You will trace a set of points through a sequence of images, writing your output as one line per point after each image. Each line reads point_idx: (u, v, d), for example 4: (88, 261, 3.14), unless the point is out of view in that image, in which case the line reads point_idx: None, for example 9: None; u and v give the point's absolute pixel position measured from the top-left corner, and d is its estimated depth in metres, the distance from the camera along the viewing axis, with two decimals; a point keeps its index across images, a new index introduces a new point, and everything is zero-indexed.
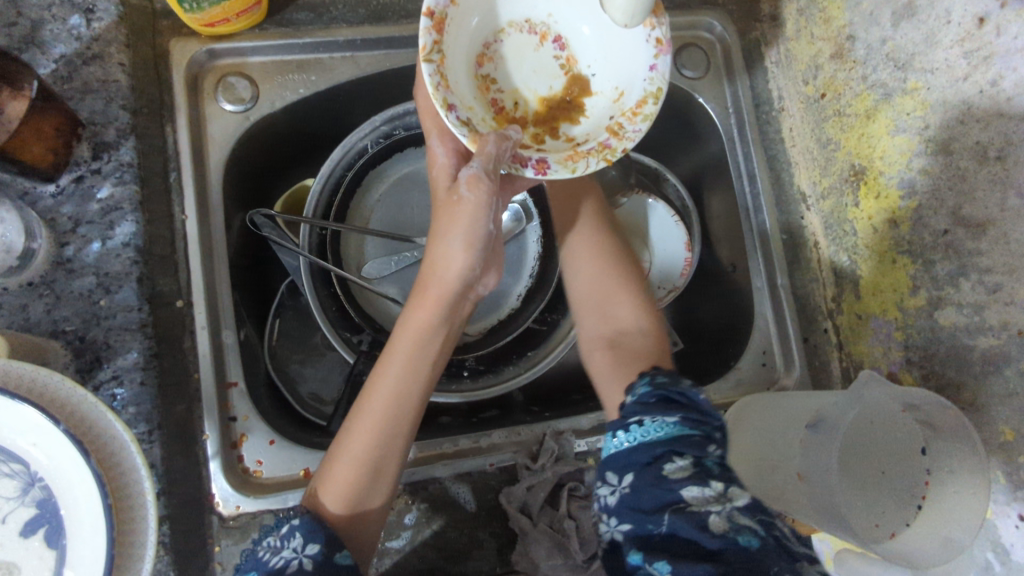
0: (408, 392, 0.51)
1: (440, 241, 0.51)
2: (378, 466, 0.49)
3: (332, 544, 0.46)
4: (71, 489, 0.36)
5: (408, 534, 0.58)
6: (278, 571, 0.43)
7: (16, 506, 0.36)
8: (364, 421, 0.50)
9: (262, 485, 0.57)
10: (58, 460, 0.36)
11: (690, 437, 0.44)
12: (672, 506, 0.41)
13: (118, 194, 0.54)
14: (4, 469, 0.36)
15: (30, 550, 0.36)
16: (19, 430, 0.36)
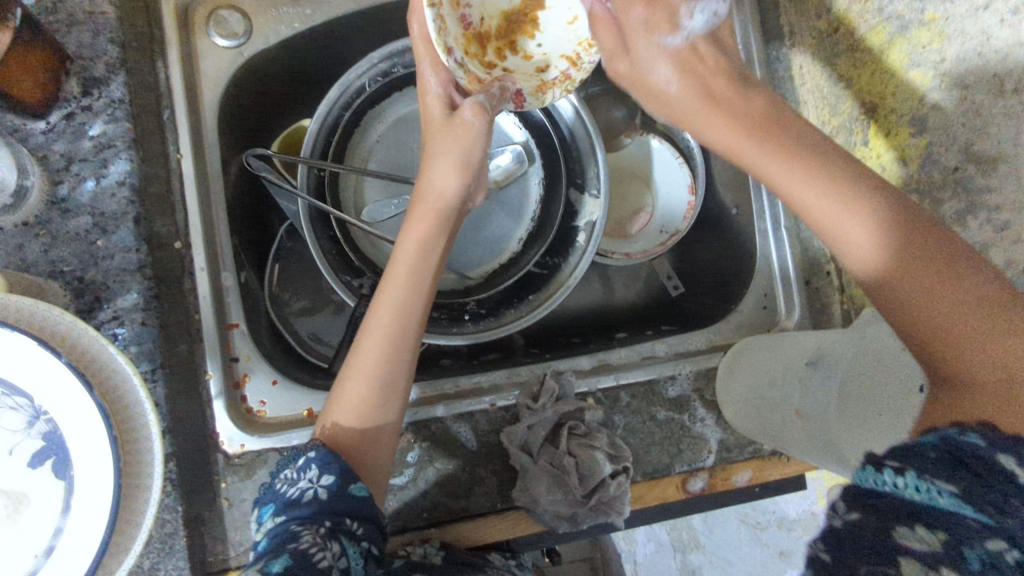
0: (411, 312, 0.51)
1: (439, 161, 0.53)
2: (391, 384, 0.50)
3: (347, 476, 0.46)
4: (77, 420, 0.36)
5: (411, 471, 0.59)
6: (294, 503, 0.44)
7: (21, 438, 0.37)
8: (375, 340, 0.50)
9: (266, 424, 0.58)
10: (62, 392, 0.36)
11: (958, 526, 0.27)
12: (869, 564, 0.28)
13: (111, 131, 0.53)
14: (10, 402, 0.37)
15: (41, 480, 0.37)
16: (22, 364, 0.36)
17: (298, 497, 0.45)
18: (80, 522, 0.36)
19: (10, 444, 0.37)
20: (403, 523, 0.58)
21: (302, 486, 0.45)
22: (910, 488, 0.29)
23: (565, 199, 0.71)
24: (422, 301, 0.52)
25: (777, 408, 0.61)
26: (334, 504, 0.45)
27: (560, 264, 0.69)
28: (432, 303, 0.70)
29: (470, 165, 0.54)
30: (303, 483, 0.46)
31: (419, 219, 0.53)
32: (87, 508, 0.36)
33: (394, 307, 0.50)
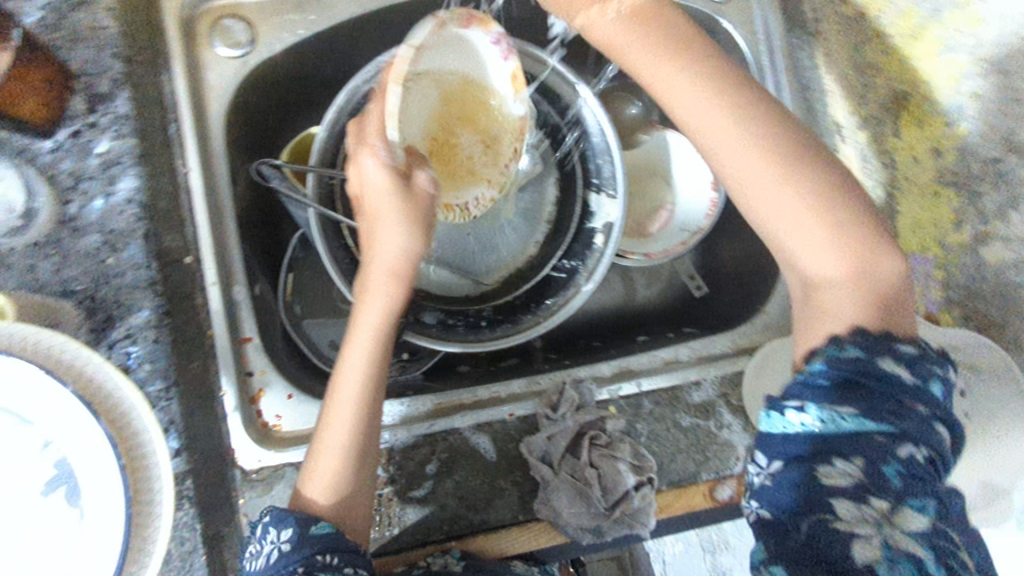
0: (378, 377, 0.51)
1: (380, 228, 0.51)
2: (363, 454, 0.50)
3: (304, 524, 0.47)
4: (82, 452, 0.35)
5: (430, 484, 0.57)
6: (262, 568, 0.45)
7: (30, 468, 0.35)
8: (340, 414, 0.50)
9: (282, 439, 0.57)
10: (67, 421, 0.35)
11: (872, 442, 0.37)
12: (818, 519, 0.36)
13: (117, 147, 0.52)
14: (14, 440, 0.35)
15: (52, 512, 0.35)
16: (29, 397, 0.35)
17: (265, 562, 0.46)
18: (83, 554, 0.35)
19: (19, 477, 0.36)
20: (422, 537, 0.56)
21: (265, 550, 0.46)
22: (841, 419, 0.38)
23: (583, 200, 0.69)
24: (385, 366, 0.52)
25: None
26: (300, 553, 0.45)
27: (577, 268, 0.68)
28: (448, 310, 0.69)
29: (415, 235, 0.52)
30: (267, 546, 0.47)
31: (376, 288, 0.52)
32: (95, 539, 0.35)
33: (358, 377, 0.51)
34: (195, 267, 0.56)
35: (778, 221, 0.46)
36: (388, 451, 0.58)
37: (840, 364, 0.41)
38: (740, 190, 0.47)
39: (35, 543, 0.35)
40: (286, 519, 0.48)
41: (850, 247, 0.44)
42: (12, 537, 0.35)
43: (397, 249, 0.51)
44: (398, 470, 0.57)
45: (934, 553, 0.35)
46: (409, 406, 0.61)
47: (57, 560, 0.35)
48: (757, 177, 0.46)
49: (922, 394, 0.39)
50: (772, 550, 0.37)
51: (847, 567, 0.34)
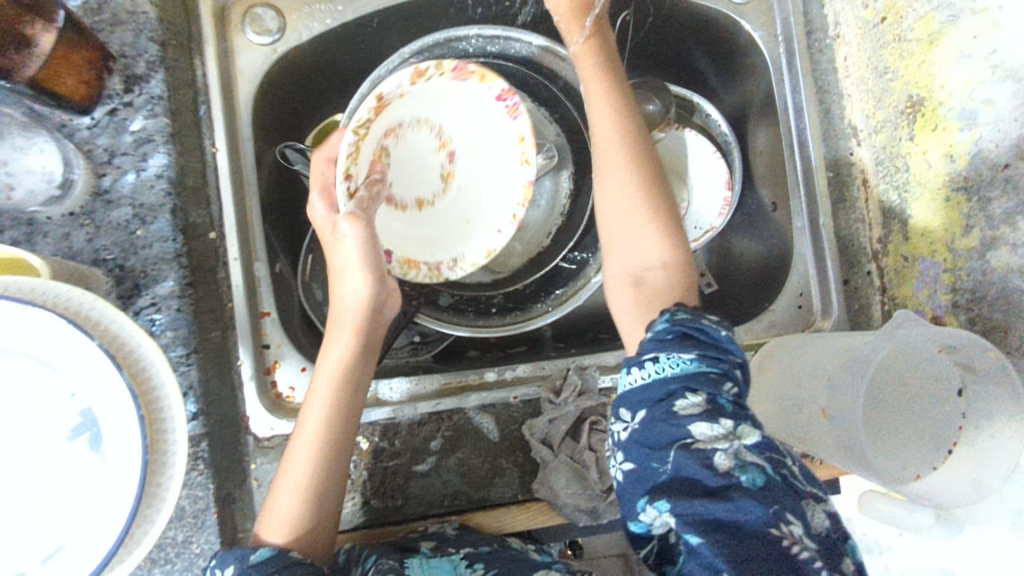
0: (341, 420, 0.53)
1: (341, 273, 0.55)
2: (319, 495, 0.52)
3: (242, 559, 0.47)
4: (107, 402, 0.38)
5: (434, 460, 0.60)
6: None
7: (59, 414, 0.38)
8: (299, 451, 0.52)
9: (295, 408, 0.60)
10: (95, 373, 0.37)
11: (706, 377, 0.42)
12: (678, 443, 0.40)
13: (150, 126, 0.55)
14: (44, 386, 0.38)
15: (77, 454, 0.38)
16: (63, 348, 0.37)
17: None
18: (106, 497, 0.38)
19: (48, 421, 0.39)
20: (425, 510, 0.59)
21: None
22: (670, 365, 0.42)
23: (596, 194, 0.71)
24: (348, 411, 0.54)
25: (803, 410, 0.58)
26: None
27: (588, 261, 0.70)
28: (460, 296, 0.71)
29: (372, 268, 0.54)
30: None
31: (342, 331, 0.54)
32: (115, 483, 0.38)
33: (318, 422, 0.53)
34: (218, 242, 0.59)
35: (629, 257, 0.52)
36: (395, 427, 0.60)
37: (680, 321, 0.45)
38: (606, 235, 0.53)
39: (66, 485, 0.38)
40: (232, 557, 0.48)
41: (639, 235, 0.52)
42: (44, 478, 0.38)
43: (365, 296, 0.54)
44: (404, 445, 0.60)
45: (768, 461, 0.40)
46: (417, 384, 0.62)
47: (82, 502, 0.38)
48: (620, 221, 0.52)
49: (731, 345, 0.44)
50: (654, 490, 0.40)
51: (710, 478, 0.38)
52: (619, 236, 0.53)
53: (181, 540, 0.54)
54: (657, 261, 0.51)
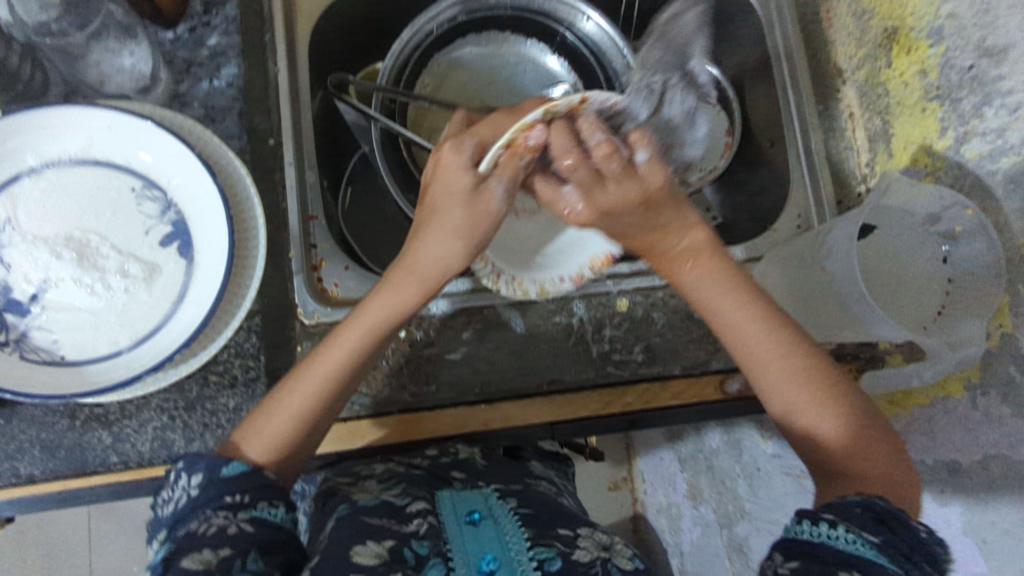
0: (353, 363, 0.55)
1: (427, 234, 0.56)
2: (310, 428, 0.54)
3: (213, 468, 0.49)
4: (203, 207, 0.45)
5: (465, 349, 0.65)
6: (172, 512, 0.48)
7: (155, 223, 0.46)
8: (312, 378, 0.54)
9: (336, 301, 0.65)
10: (195, 179, 0.45)
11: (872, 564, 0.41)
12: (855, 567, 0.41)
13: (224, 42, 0.63)
14: (146, 195, 0.46)
15: (167, 257, 0.45)
16: (171, 161, 0.46)
17: (176, 508, 0.48)
18: (201, 286, 0.45)
19: (142, 229, 0.45)
20: (457, 396, 0.65)
21: (176, 496, 0.49)
22: (853, 541, 0.42)
23: None
24: (371, 355, 0.55)
25: (811, 278, 0.62)
26: (210, 493, 0.47)
27: None
28: None
29: (459, 233, 0.55)
30: (178, 492, 0.49)
31: (397, 282, 0.56)
32: (206, 276, 0.45)
33: (344, 349, 0.54)
34: (276, 148, 0.65)
35: (796, 393, 0.51)
36: (430, 319, 0.65)
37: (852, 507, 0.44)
38: (750, 361, 0.53)
39: (165, 280, 0.45)
40: (201, 463, 0.49)
41: (788, 376, 0.52)
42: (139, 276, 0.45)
43: (440, 261, 0.56)
44: (438, 336, 0.65)
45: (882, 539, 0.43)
46: (450, 285, 0.67)
47: (173, 298, 0.45)
48: (744, 327, 0.53)
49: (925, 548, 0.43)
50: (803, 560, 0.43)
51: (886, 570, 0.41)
52: (767, 381, 0.53)
53: (232, 408, 0.58)
54: (826, 433, 0.50)
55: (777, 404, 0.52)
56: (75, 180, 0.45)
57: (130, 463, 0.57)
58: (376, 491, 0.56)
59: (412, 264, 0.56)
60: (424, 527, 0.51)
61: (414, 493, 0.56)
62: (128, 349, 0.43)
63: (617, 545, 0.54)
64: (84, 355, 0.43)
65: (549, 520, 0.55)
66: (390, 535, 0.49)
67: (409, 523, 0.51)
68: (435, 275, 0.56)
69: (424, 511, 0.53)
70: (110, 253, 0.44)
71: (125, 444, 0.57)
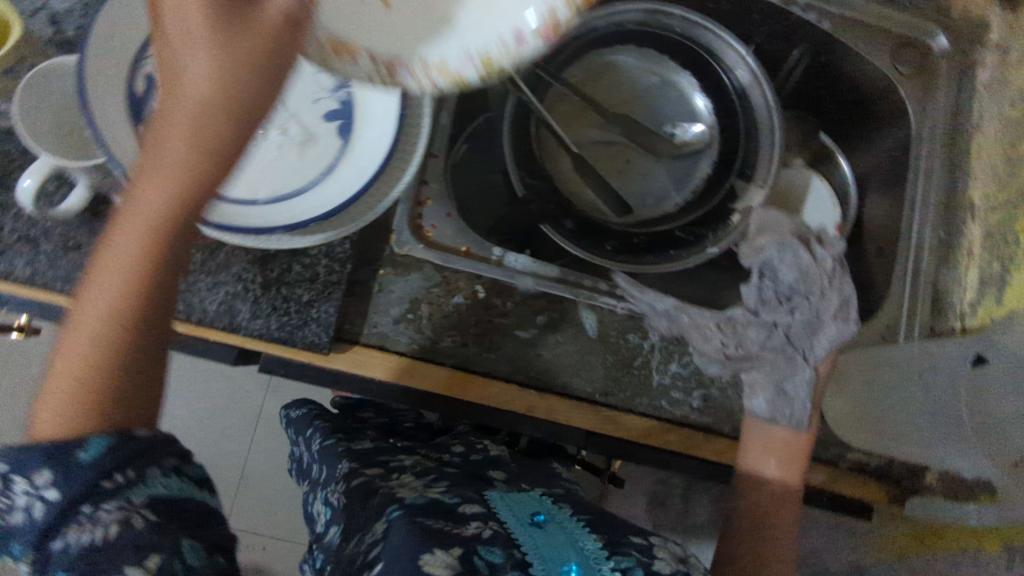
0: (137, 263, 0.41)
1: (188, 49, 0.38)
2: (95, 362, 0.40)
3: (63, 452, 0.37)
4: (378, 96, 0.49)
5: (534, 332, 0.65)
6: (28, 528, 0.37)
7: (327, 100, 0.50)
8: (103, 285, 0.40)
9: (429, 241, 0.65)
10: (375, 68, 0.49)
11: None
12: None
13: None
14: (329, 74, 0.50)
15: (328, 134, 0.50)
16: (359, 47, 0.49)
17: (31, 519, 0.36)
18: (352, 174, 0.49)
19: (316, 102, 0.50)
20: (511, 373, 0.64)
21: (23, 504, 0.36)
22: None
23: (729, 186, 0.77)
24: (163, 264, 0.41)
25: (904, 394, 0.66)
26: (73, 488, 0.36)
27: (704, 236, 0.77)
28: (584, 223, 0.76)
29: (232, 69, 0.39)
30: (19, 500, 0.36)
31: (167, 170, 0.40)
32: (360, 164, 0.49)
33: (119, 256, 0.40)
34: None
35: (763, 472, 0.64)
36: (511, 291, 0.65)
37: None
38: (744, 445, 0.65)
39: (319, 153, 0.49)
40: (27, 462, 0.37)
41: (766, 458, 0.64)
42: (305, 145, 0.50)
43: (214, 80, 0.39)
44: (513, 310, 0.65)
45: None
46: (538, 266, 0.67)
47: (328, 174, 0.49)
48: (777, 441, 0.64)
49: None
50: None
51: None
52: (753, 456, 0.64)
53: (304, 303, 0.58)
54: (782, 490, 0.63)
55: (754, 464, 0.64)
56: None
57: (190, 318, 0.56)
58: (421, 490, 0.56)
59: (171, 86, 0.39)
60: (489, 532, 0.48)
61: (463, 493, 0.55)
62: (265, 202, 0.48)
63: (692, 557, 0.52)
64: (231, 194, 0.47)
65: (609, 526, 0.54)
66: (457, 535, 0.47)
67: (468, 525, 0.49)
68: (222, 98, 0.40)
69: (481, 516, 0.50)
70: (277, 112, 0.49)
71: (192, 298, 0.56)
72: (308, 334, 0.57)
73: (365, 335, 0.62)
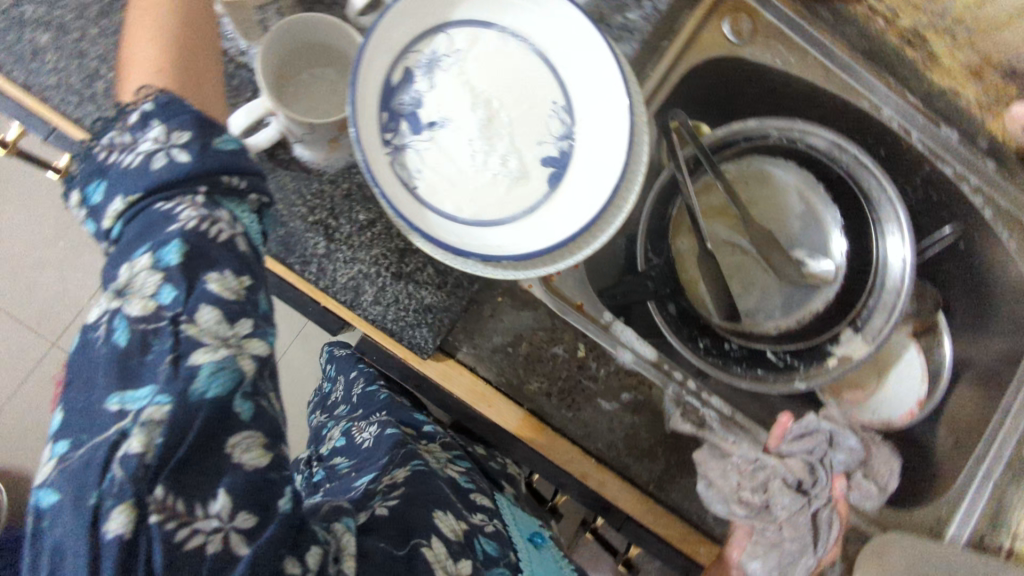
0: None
1: None
2: (171, 40, 0.45)
3: (207, 131, 0.41)
4: (604, 155, 0.46)
5: (615, 407, 0.65)
6: (131, 176, 0.39)
7: (551, 142, 0.47)
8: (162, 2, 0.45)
9: (551, 285, 0.66)
10: (609, 127, 0.46)
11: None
12: None
13: (638, 24, 0.65)
14: (562, 116, 0.47)
15: (539, 174, 0.47)
16: (604, 104, 0.46)
17: (141, 215, 0.39)
18: (551, 224, 0.46)
19: (539, 139, 0.47)
20: (580, 437, 0.65)
21: (135, 155, 0.39)
22: None
23: (835, 330, 0.78)
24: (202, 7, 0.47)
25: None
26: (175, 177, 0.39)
27: (795, 367, 0.78)
28: (689, 312, 0.77)
29: None
30: (137, 150, 0.40)
31: None
32: (562, 217, 0.46)
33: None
34: None
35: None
36: (609, 361, 0.65)
37: None
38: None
39: (526, 194, 0.46)
40: (175, 117, 0.40)
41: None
42: (510, 175, 0.46)
43: None
44: (604, 379, 0.65)
45: None
46: (639, 344, 0.68)
47: (526, 216, 0.46)
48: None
49: None
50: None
51: None
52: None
53: (424, 306, 0.59)
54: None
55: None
56: (524, 60, 0.47)
57: (318, 281, 0.59)
58: (444, 464, 0.65)
59: None
60: (490, 528, 0.58)
61: (476, 483, 0.65)
62: (465, 222, 0.45)
63: None
64: (431, 204, 0.45)
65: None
66: (466, 519, 0.56)
67: (476, 514, 0.59)
68: None
69: (489, 511, 0.61)
70: (506, 137, 0.46)
71: (327, 264, 0.58)
72: (417, 336, 0.60)
73: (465, 352, 0.63)
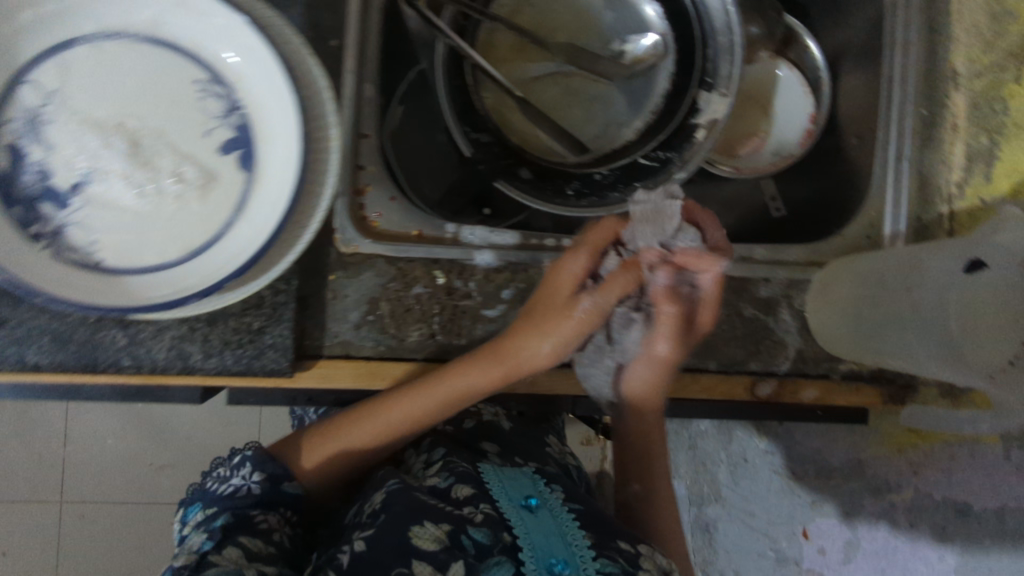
0: None
1: None
2: None
3: None
4: (274, 106, 0.44)
5: (503, 308, 0.62)
6: None
7: (219, 124, 0.45)
8: None
9: (377, 232, 0.60)
10: (263, 77, 0.44)
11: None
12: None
13: None
14: (214, 91, 0.45)
15: (225, 165, 0.45)
16: (247, 57, 0.45)
17: None
18: (260, 204, 0.44)
19: (207, 129, 0.45)
20: None
21: None
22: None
23: (692, 99, 0.69)
24: None
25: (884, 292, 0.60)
26: None
27: (671, 160, 0.69)
28: (542, 171, 0.72)
29: None
30: None
31: None
32: (268, 193, 0.44)
33: None
34: (338, 52, 0.60)
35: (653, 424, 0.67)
36: (471, 270, 0.61)
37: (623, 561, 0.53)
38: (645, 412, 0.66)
39: (221, 193, 0.45)
40: None
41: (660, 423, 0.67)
42: (197, 184, 0.44)
43: None
44: (478, 289, 0.61)
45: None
46: (497, 235, 0.63)
47: (237, 213, 0.44)
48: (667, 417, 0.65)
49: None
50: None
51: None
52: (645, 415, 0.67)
53: (255, 330, 0.54)
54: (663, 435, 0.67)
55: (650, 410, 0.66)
56: (134, 60, 0.44)
57: (141, 369, 0.53)
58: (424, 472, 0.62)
59: None
60: (482, 515, 0.54)
61: (457, 463, 0.61)
62: (176, 261, 0.44)
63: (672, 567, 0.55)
64: (132, 264, 0.43)
65: (599, 526, 0.56)
66: (448, 519, 0.52)
67: (469, 509, 0.54)
68: None
69: (480, 496, 0.56)
70: (161, 150, 0.44)
71: (139, 348, 0.53)
72: (267, 362, 0.54)
73: (329, 348, 0.58)
